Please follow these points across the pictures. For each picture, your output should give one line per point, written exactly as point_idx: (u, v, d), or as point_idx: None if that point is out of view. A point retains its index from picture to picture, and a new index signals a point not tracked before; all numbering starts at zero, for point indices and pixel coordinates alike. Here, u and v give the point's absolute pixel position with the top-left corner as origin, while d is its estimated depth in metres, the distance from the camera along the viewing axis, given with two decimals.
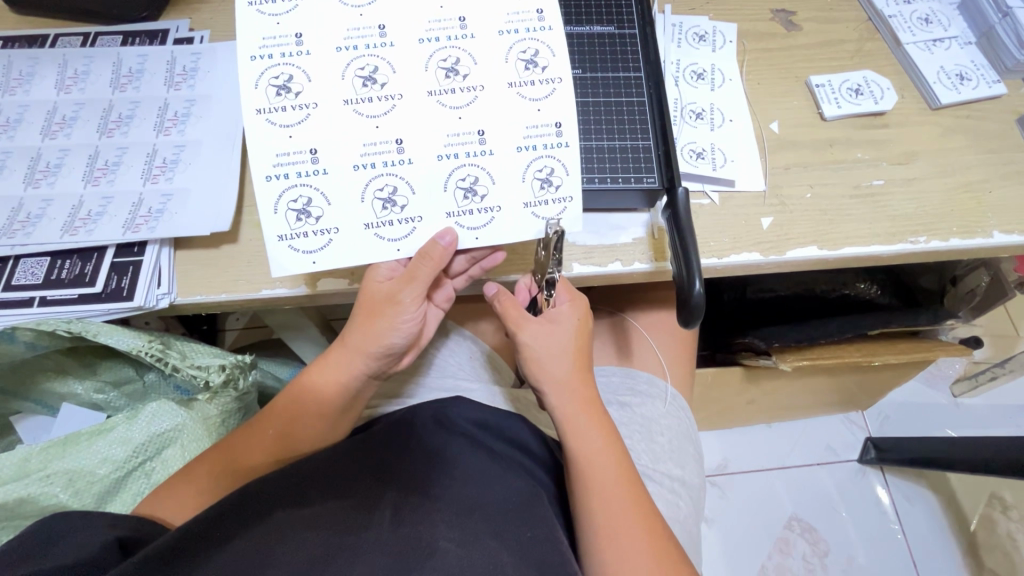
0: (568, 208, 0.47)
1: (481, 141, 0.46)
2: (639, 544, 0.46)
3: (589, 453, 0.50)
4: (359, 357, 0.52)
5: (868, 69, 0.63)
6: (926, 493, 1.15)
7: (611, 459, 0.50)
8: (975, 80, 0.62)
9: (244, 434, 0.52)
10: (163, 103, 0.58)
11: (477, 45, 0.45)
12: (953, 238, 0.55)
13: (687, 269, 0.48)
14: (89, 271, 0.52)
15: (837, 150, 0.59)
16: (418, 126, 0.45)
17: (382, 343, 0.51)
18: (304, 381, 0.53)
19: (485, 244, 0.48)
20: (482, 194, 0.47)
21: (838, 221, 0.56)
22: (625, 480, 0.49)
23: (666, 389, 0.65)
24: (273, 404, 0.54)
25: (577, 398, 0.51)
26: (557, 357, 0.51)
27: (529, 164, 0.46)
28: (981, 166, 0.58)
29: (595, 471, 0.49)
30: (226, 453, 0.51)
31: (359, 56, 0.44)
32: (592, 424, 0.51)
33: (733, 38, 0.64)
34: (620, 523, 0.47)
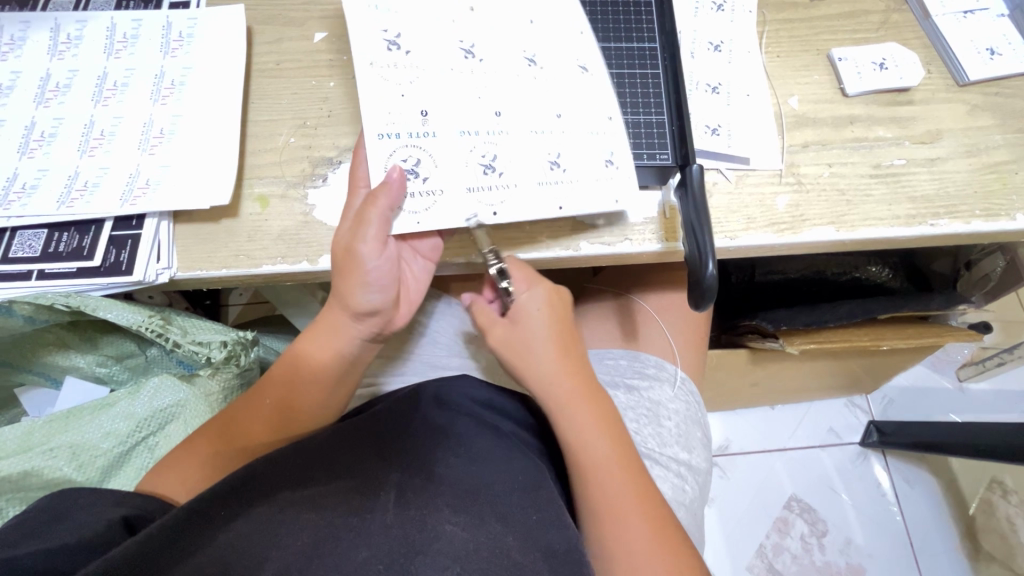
0: (630, 186, 0.51)
1: (564, 124, 0.52)
2: (639, 528, 0.46)
3: (580, 442, 0.49)
4: (342, 313, 0.51)
5: (893, 43, 0.60)
6: (927, 477, 1.15)
7: (607, 445, 0.48)
8: (1007, 55, 0.59)
9: (243, 404, 0.52)
10: (160, 70, 0.56)
11: (551, 42, 0.53)
12: (976, 220, 0.53)
13: (699, 250, 0.46)
14: (87, 245, 0.50)
15: (857, 127, 0.57)
16: (509, 100, 0.51)
17: (357, 299, 0.49)
18: (297, 346, 0.53)
19: (568, 213, 0.50)
20: (566, 166, 0.51)
21: (857, 202, 0.54)
22: (625, 465, 0.48)
23: (675, 372, 0.65)
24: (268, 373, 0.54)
25: (567, 388, 0.50)
26: (536, 344, 0.51)
27: (601, 146, 0.51)
28: (1008, 146, 0.56)
29: (589, 459, 0.48)
30: (224, 424, 0.51)
31: (460, 32, 0.52)
32: (587, 413, 0.49)
33: (753, 8, 0.62)
34: (621, 507, 0.46)
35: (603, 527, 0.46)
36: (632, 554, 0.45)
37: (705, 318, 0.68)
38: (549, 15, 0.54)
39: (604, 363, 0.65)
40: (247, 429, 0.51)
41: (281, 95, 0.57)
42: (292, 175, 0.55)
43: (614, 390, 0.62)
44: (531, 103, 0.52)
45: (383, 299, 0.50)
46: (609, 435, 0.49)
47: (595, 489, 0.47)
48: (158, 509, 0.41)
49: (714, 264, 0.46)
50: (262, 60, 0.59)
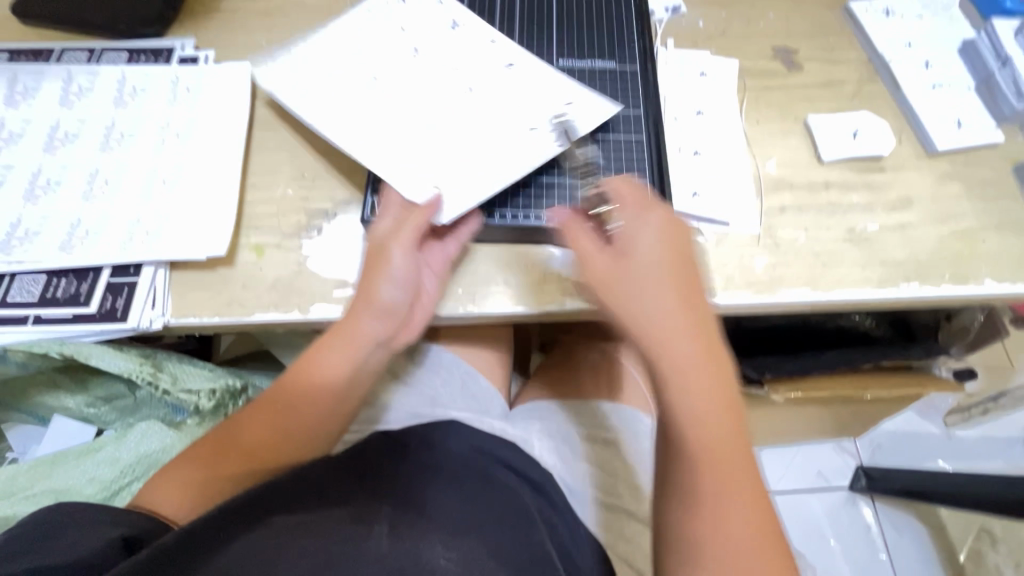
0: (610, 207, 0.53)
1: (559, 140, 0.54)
2: (744, 527, 0.40)
3: (689, 412, 0.41)
4: (362, 318, 0.52)
5: (865, 112, 0.64)
6: (915, 524, 1.15)
7: (722, 429, 0.42)
8: (974, 127, 0.62)
9: (251, 414, 0.52)
10: (165, 122, 0.59)
11: (563, 74, 0.58)
12: (944, 284, 0.55)
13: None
14: (84, 291, 0.51)
15: (832, 192, 0.60)
16: (489, 164, 0.53)
17: (378, 299, 0.52)
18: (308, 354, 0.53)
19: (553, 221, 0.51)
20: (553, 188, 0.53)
21: (831, 265, 0.56)
22: (738, 452, 0.42)
23: (654, 425, 0.66)
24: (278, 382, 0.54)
25: (698, 347, 0.42)
26: (648, 293, 0.43)
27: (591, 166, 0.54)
28: (975, 214, 0.59)
29: (704, 451, 0.41)
30: (228, 436, 0.51)
31: (476, 71, 0.58)
32: (709, 378, 0.42)
33: (734, 76, 0.65)
34: (724, 510, 0.41)
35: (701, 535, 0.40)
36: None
37: None
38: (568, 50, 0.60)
39: (586, 415, 0.66)
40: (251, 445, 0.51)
41: (282, 146, 0.60)
42: (288, 226, 0.57)
43: (593, 444, 0.64)
44: (506, 141, 0.54)
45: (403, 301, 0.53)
46: (727, 411, 0.42)
47: (700, 492, 0.41)
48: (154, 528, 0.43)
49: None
50: (264, 113, 0.61)
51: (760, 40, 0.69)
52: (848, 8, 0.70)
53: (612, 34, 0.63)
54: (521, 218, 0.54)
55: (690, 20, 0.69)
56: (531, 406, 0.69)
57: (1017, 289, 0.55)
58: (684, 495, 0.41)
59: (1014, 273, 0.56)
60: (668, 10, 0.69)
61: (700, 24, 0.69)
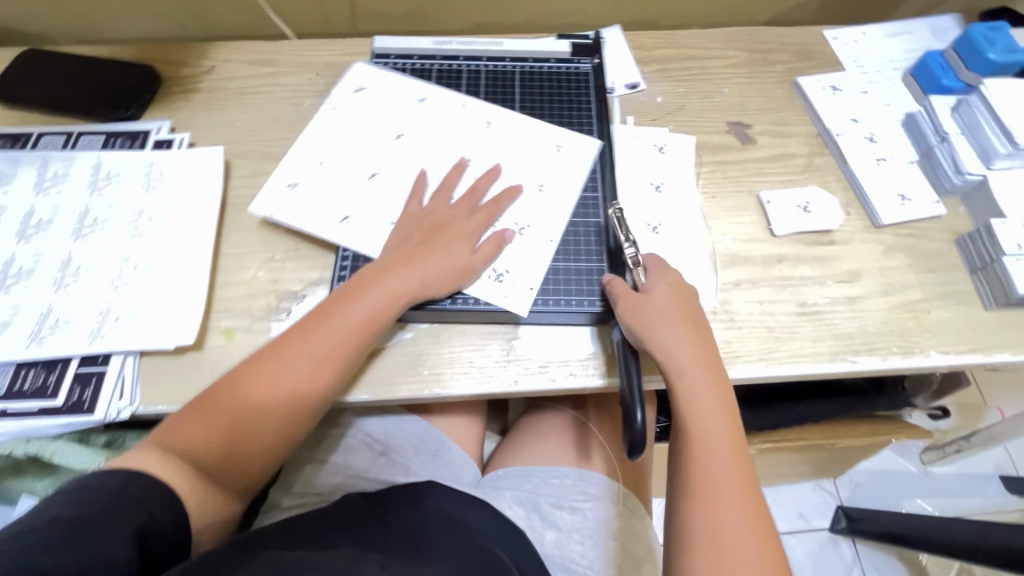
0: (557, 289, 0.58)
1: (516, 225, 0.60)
2: (743, 533, 0.47)
3: (700, 425, 0.50)
4: (408, 289, 0.54)
5: (815, 186, 0.67)
6: (897, 565, 1.16)
7: (725, 445, 0.50)
8: (916, 200, 0.65)
9: (232, 421, 0.49)
10: (138, 208, 0.60)
11: (522, 159, 0.63)
12: (892, 357, 0.58)
13: (626, 402, 0.50)
14: (52, 383, 0.52)
15: (785, 265, 0.62)
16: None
17: (431, 267, 0.55)
18: (301, 350, 0.51)
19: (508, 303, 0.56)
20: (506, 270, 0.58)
21: (784, 339, 0.58)
22: (738, 455, 0.50)
23: (619, 489, 0.68)
24: (258, 380, 0.50)
25: (704, 368, 0.52)
26: (668, 320, 0.53)
27: (542, 250, 0.59)
28: (920, 285, 0.61)
29: (708, 452, 0.49)
30: (225, 442, 0.49)
31: (439, 156, 0.63)
32: (712, 400, 0.51)
33: (691, 151, 0.68)
34: (728, 507, 0.47)
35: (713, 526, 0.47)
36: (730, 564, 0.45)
37: None
38: (529, 131, 0.65)
39: (552, 483, 0.68)
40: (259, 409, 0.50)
41: (253, 228, 0.62)
42: (257, 309, 0.58)
43: (562, 511, 0.66)
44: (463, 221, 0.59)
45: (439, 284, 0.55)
46: (728, 420, 0.51)
47: (705, 487, 0.48)
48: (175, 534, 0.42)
49: (639, 411, 0.49)
50: (237, 195, 0.64)
51: (715, 113, 0.72)
52: (797, 83, 0.74)
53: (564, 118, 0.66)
54: (482, 302, 0.57)
55: (649, 97, 0.73)
56: (499, 473, 0.70)
57: (962, 359, 0.58)
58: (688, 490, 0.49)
59: (958, 344, 0.58)
60: (628, 88, 0.73)
61: (658, 100, 0.72)
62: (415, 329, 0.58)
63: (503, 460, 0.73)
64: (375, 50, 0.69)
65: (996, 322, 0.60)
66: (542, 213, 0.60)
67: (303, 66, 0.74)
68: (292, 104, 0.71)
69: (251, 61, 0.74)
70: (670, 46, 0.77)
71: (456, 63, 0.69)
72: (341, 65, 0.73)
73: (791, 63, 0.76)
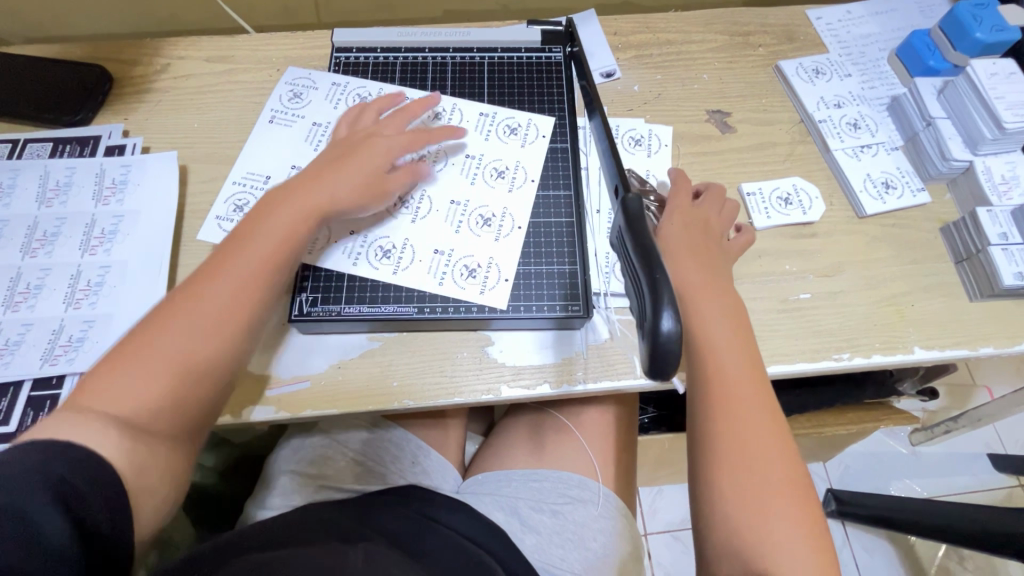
0: (530, 289, 0.55)
1: (485, 223, 0.58)
2: (784, 497, 0.44)
3: (720, 350, 0.49)
4: (335, 207, 0.51)
5: (797, 176, 0.65)
6: (884, 544, 1.17)
7: (748, 385, 0.48)
8: (900, 188, 0.63)
9: (142, 347, 0.43)
10: (90, 219, 0.58)
11: (486, 153, 0.61)
12: (875, 354, 0.56)
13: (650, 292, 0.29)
14: (3, 409, 0.50)
15: (765, 261, 0.60)
16: (413, 266, 0.56)
17: (356, 182, 0.52)
18: (221, 269, 0.47)
19: (484, 300, 0.55)
20: (474, 268, 0.56)
21: (764, 338, 0.57)
22: (758, 383, 0.49)
23: (598, 490, 0.67)
24: (168, 325, 0.44)
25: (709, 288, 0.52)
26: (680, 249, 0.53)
27: (511, 247, 0.57)
28: (904, 278, 0.60)
29: (734, 410, 0.47)
30: (151, 389, 0.42)
31: None
32: (730, 333, 0.50)
33: (668, 141, 0.66)
34: (761, 448, 0.46)
35: (741, 461, 0.45)
36: (774, 531, 0.43)
37: (628, 436, 0.72)
38: (491, 124, 0.62)
39: (531, 487, 0.67)
40: (166, 336, 0.43)
41: None
42: None
43: (540, 514, 0.65)
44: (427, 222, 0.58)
45: (359, 204, 0.53)
46: (746, 359, 0.49)
47: (727, 445, 0.46)
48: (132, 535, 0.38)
49: (670, 315, 0.29)
50: (195, 202, 0.61)
51: (694, 101, 0.69)
52: (779, 67, 0.71)
53: (535, 111, 0.64)
54: (450, 310, 0.54)
55: (626, 85, 0.70)
56: (479, 478, 0.70)
57: (944, 354, 0.57)
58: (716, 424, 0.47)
59: (942, 339, 0.57)
60: (603, 76, 0.70)
61: (636, 88, 0.69)
62: (383, 338, 0.56)
63: (483, 466, 0.72)
64: (336, 43, 0.66)
65: (981, 315, 0.58)
66: (510, 210, 0.58)
67: (263, 61, 0.70)
68: (252, 103, 0.67)
69: (208, 58, 0.70)
70: (647, 30, 0.74)
71: (422, 56, 0.66)
72: (303, 59, 0.70)
73: (774, 45, 0.73)
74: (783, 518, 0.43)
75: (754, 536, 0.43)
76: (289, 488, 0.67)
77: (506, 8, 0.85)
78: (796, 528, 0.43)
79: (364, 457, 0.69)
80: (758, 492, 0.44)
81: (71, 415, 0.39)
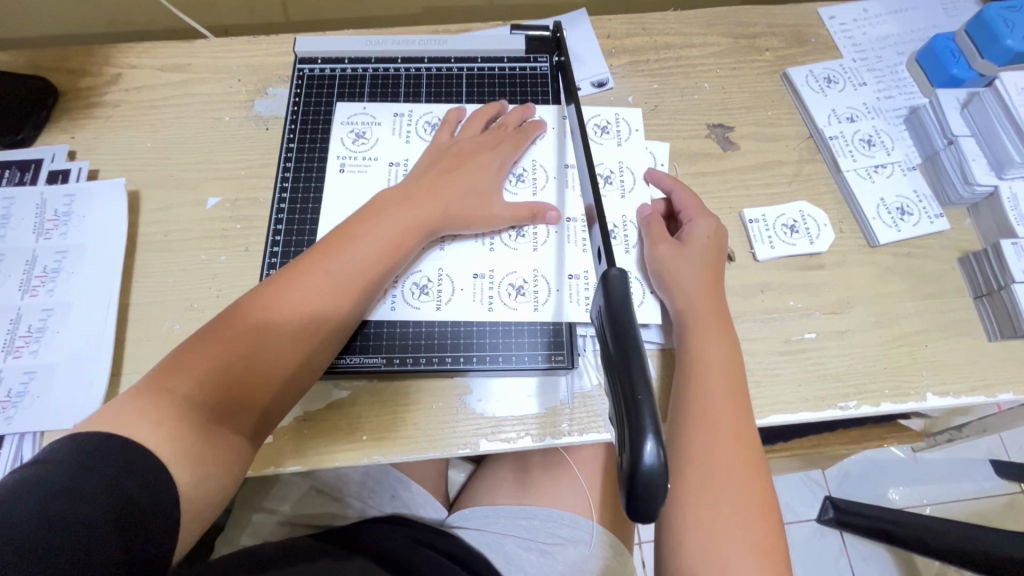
0: (509, 331, 0.53)
1: (458, 262, 0.55)
2: (747, 534, 0.42)
3: (714, 371, 0.47)
4: (442, 220, 0.52)
5: (804, 200, 0.59)
6: (882, 554, 1.15)
7: (729, 412, 0.46)
8: (917, 214, 0.58)
9: (240, 348, 0.43)
10: (31, 256, 0.53)
11: None
12: (885, 401, 0.52)
13: (630, 419, 0.28)
14: None
15: (767, 296, 0.55)
16: (455, 296, 0.54)
17: (463, 196, 0.53)
18: (321, 272, 0.46)
19: (460, 346, 0.52)
20: (448, 310, 0.53)
21: (765, 383, 0.52)
22: (739, 411, 0.46)
23: (592, 529, 0.61)
24: (273, 307, 0.45)
25: (709, 305, 0.50)
26: (690, 268, 0.51)
27: (486, 289, 0.54)
28: (918, 315, 0.55)
29: (714, 439, 0.45)
30: (240, 378, 0.43)
31: (367, 178, 0.57)
32: (722, 354, 0.48)
33: (665, 161, 0.60)
34: (733, 480, 0.44)
35: (711, 491, 0.43)
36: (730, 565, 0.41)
37: None
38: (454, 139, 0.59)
39: (517, 525, 0.62)
40: (267, 340, 0.44)
41: (168, 274, 0.54)
42: None
43: (528, 552, 0.60)
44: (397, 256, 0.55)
45: (465, 219, 0.53)
46: (732, 385, 0.47)
47: (695, 472, 0.44)
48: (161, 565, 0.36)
49: (653, 441, 0.28)
50: (147, 233, 0.56)
51: (695, 113, 0.63)
52: (787, 75, 0.65)
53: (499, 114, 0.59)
54: (423, 360, 0.52)
55: (619, 96, 0.64)
56: (465, 511, 0.66)
57: (959, 401, 0.52)
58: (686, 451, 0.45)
59: (957, 383, 0.53)
60: (595, 86, 0.64)
61: (630, 99, 0.63)
62: (352, 387, 0.52)
63: (471, 498, 0.69)
64: (299, 54, 0.61)
65: (1000, 357, 0.54)
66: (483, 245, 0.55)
67: (222, 71, 0.64)
68: (210, 118, 0.61)
69: (163, 66, 0.64)
70: (644, 32, 0.67)
71: (393, 67, 0.62)
72: (266, 68, 0.64)
73: (782, 49, 0.67)
74: (744, 559, 0.41)
75: (708, 568, 0.41)
76: (262, 528, 0.64)
77: (492, 4, 0.78)
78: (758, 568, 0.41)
79: (343, 495, 0.65)
80: (723, 525, 0.42)
81: (168, 393, 0.41)
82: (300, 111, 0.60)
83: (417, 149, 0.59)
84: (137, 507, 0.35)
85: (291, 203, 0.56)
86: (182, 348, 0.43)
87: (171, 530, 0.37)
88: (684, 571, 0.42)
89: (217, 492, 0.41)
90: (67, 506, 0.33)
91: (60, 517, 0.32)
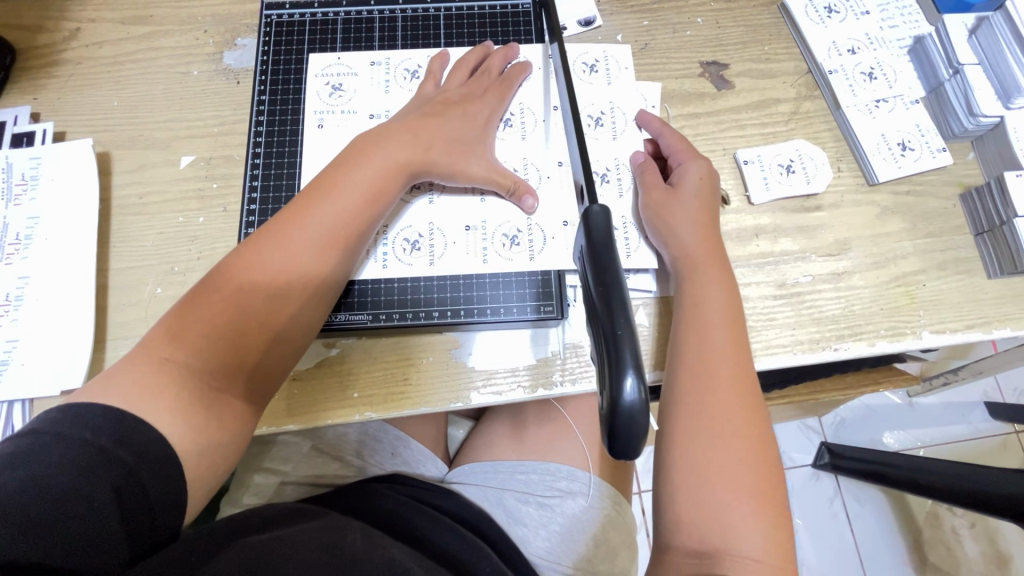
0: (499, 284, 0.52)
1: (445, 213, 0.53)
2: (746, 480, 0.42)
3: (711, 318, 0.46)
4: (423, 167, 0.49)
5: (801, 139, 0.57)
6: (877, 494, 1.17)
7: (728, 359, 0.45)
8: (918, 149, 0.56)
9: (221, 306, 0.42)
10: (2, 223, 0.52)
11: None
12: (880, 341, 0.51)
13: (611, 360, 0.28)
14: None
15: (762, 240, 0.54)
16: (444, 250, 0.52)
17: (445, 142, 0.50)
18: (299, 223, 0.44)
19: (450, 300, 0.51)
20: (434, 262, 0.52)
21: (760, 327, 0.51)
22: (738, 357, 0.46)
23: (589, 481, 0.62)
24: (252, 265, 0.43)
25: (707, 251, 0.48)
26: (685, 215, 0.49)
27: (474, 242, 0.52)
28: (916, 254, 0.54)
29: (712, 387, 0.44)
30: (225, 340, 0.42)
31: (345, 127, 0.55)
32: (721, 301, 0.47)
33: (656, 102, 0.58)
34: (732, 427, 0.43)
35: (705, 441, 0.43)
36: (728, 511, 0.41)
37: None
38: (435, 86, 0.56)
39: (516, 479, 0.62)
40: (248, 297, 0.43)
41: (146, 237, 0.53)
42: None
43: (527, 506, 0.61)
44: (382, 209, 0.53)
45: (446, 166, 0.50)
46: (732, 333, 0.46)
47: (693, 420, 0.44)
48: (163, 530, 0.36)
49: (634, 379, 0.27)
50: (122, 195, 0.54)
51: (687, 51, 0.60)
52: (786, 6, 0.61)
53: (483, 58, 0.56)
54: (412, 316, 0.51)
55: (608, 35, 0.60)
56: (464, 467, 0.65)
57: (956, 339, 0.52)
58: (685, 400, 0.45)
59: (954, 321, 0.52)
60: (581, 25, 0.60)
61: (619, 38, 0.60)
62: (342, 345, 0.51)
63: (470, 454, 0.68)
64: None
65: (999, 293, 0.53)
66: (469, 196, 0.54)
67: (186, 21, 0.60)
68: (177, 73, 0.58)
69: (123, 19, 0.60)
70: None
71: (366, 10, 0.58)
72: (233, 17, 0.60)
73: None
74: (743, 506, 0.41)
75: (704, 514, 0.42)
76: (264, 489, 0.65)
77: None
78: (756, 513, 0.41)
79: (343, 455, 0.65)
80: (721, 473, 0.42)
81: (157, 360, 0.40)
82: (270, 62, 0.57)
83: (396, 97, 0.56)
84: (137, 481, 0.35)
85: (266, 158, 0.54)
86: (165, 320, 0.42)
87: (175, 500, 0.37)
88: (682, 516, 0.42)
89: (223, 458, 0.41)
90: (67, 479, 0.33)
91: (58, 491, 0.32)
